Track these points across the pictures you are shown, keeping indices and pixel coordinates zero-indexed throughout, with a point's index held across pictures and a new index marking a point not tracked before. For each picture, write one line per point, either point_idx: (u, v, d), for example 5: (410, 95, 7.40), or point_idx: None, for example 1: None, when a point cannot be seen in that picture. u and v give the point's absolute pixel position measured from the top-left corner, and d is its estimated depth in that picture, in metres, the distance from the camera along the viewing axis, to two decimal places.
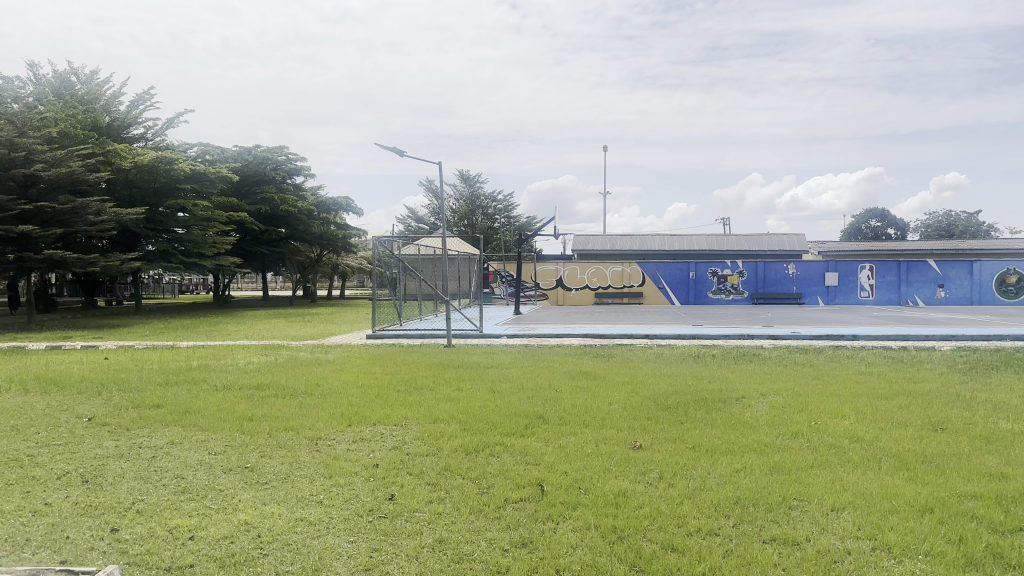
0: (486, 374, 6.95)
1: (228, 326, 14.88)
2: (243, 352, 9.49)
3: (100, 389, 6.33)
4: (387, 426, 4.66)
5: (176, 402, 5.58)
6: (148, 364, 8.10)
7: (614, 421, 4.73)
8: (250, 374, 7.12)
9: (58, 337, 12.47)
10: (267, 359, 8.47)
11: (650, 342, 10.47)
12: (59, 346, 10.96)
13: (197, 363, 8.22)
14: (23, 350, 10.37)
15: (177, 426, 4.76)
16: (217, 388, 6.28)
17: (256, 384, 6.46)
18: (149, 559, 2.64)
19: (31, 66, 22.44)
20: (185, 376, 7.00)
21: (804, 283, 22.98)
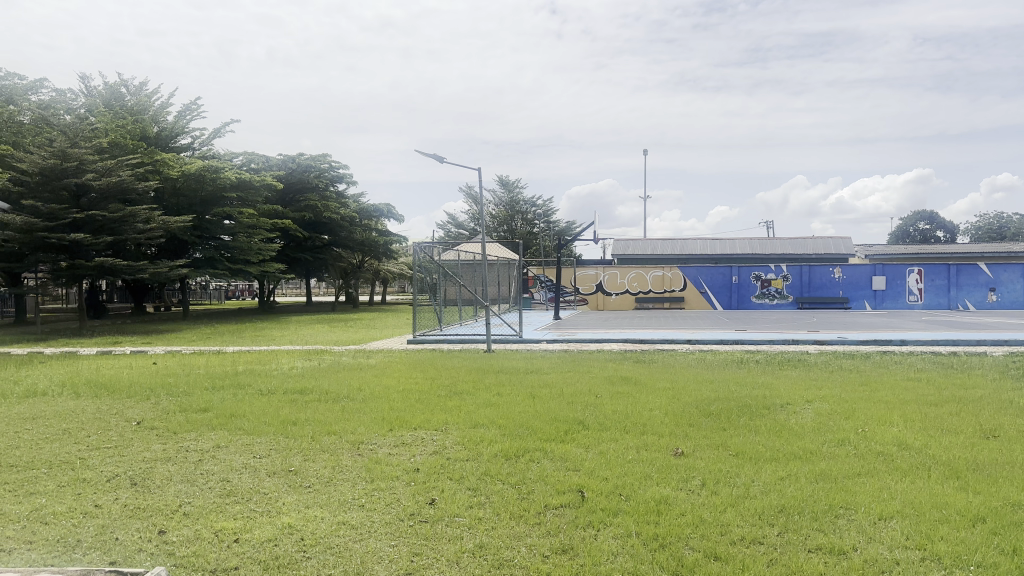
0: (525, 379, 6.95)
1: (273, 331, 15.19)
2: (287, 356, 9.65)
3: (150, 393, 6.49)
4: (428, 431, 4.69)
5: (222, 406, 5.69)
6: (195, 369, 8.28)
7: (654, 427, 4.70)
8: (295, 379, 7.23)
9: (110, 344, 12.78)
10: (309, 364, 8.59)
11: (692, 347, 10.36)
12: (109, 351, 11.26)
13: (244, 367, 8.39)
14: (76, 355, 10.68)
15: (223, 430, 4.84)
16: (259, 393, 6.37)
17: (299, 388, 6.56)
18: (195, 561, 2.69)
19: (83, 78, 23.10)
20: (232, 380, 7.14)
21: (850, 287, 22.44)
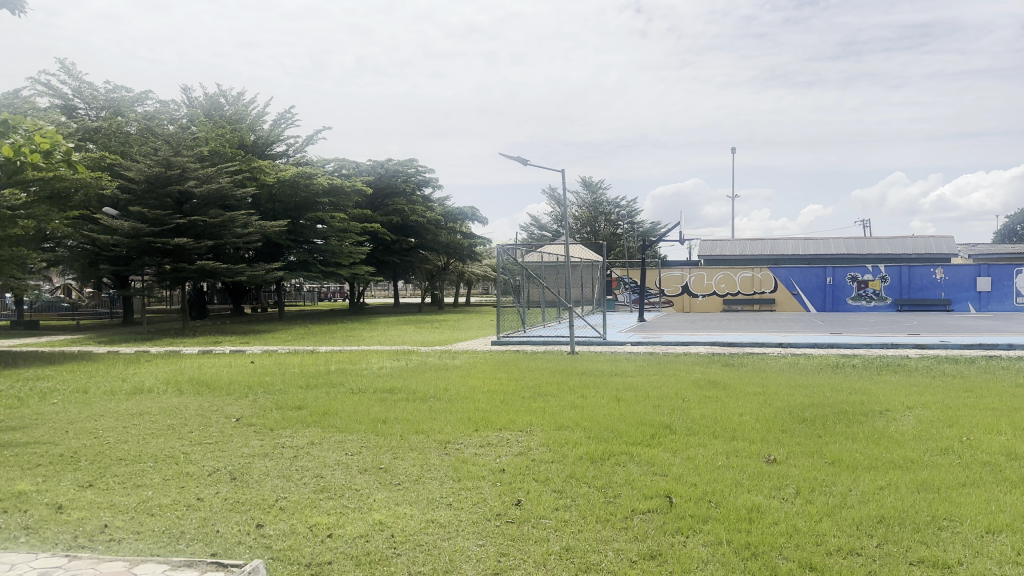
0: (610, 382, 6.89)
1: (363, 332, 15.56)
2: (376, 357, 9.87)
3: (248, 391, 6.75)
4: (513, 432, 4.71)
5: (315, 404, 5.87)
6: (290, 368, 8.58)
7: (746, 432, 4.58)
8: (384, 378, 7.40)
9: (210, 344, 13.38)
10: (397, 365, 8.74)
11: (784, 351, 10.05)
12: (210, 350, 11.78)
13: (335, 366, 8.64)
14: (180, 354, 11.21)
15: (316, 427, 4.99)
16: (349, 392, 6.53)
17: (388, 388, 6.70)
18: (291, 554, 2.78)
19: (184, 90, 24.26)
20: (323, 379, 7.35)
21: (953, 288, 21.42)
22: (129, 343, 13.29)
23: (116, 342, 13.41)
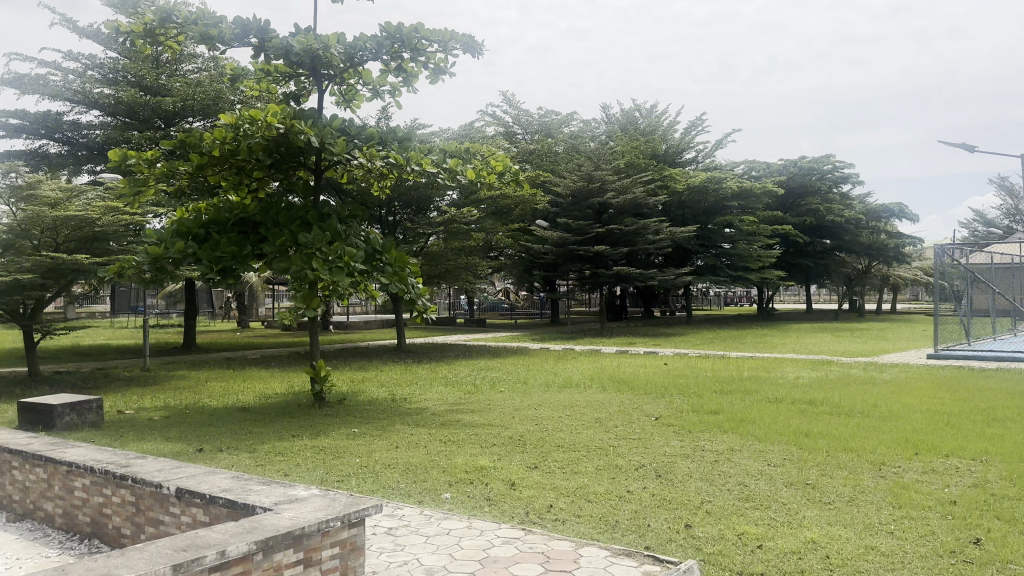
0: (665, 462, 7.32)
1: (414, 372, 16.13)
2: (434, 417, 10.42)
3: (325, 470, 7.32)
4: (584, 538, 5.18)
5: (392, 496, 6.39)
6: (356, 434, 9.15)
7: (784, 520, 5.39)
8: (449, 456, 7.91)
9: (267, 384, 13.89)
10: (456, 431, 9.25)
11: (832, 403, 10.36)
12: (276, 395, 12.45)
13: (397, 433, 9.19)
14: (248, 400, 11.89)
15: (402, 528, 5.51)
16: (413, 472, 7.20)
17: (454, 472, 7.20)
18: None
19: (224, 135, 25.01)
20: (391, 457, 7.89)
21: None
22: (190, 385, 13.88)
23: (178, 384, 13.99)
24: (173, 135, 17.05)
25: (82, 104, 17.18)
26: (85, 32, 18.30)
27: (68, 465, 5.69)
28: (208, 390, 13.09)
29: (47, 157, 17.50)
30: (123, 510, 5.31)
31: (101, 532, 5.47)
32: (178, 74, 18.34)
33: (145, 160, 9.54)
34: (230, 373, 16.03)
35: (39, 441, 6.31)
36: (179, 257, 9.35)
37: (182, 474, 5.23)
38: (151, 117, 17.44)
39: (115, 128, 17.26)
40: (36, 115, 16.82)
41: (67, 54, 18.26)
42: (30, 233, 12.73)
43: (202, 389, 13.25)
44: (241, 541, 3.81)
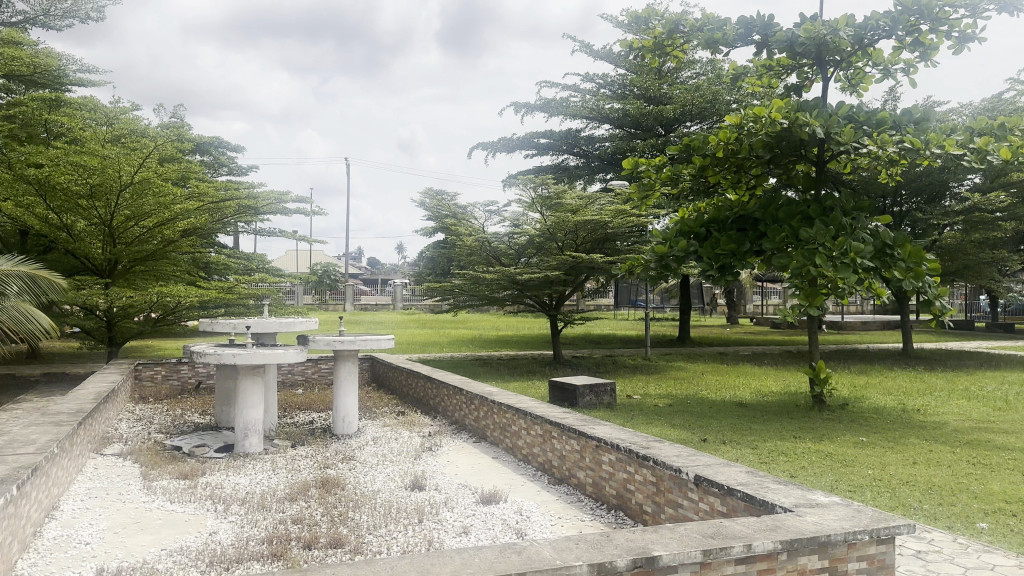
0: None
1: (923, 381, 14.48)
2: (958, 432, 9.17)
3: (836, 475, 6.94)
4: None
5: (920, 513, 5.76)
6: (865, 442, 8.52)
7: None
8: (984, 479, 6.84)
9: (761, 382, 13.71)
10: (990, 452, 7.99)
11: None
12: (770, 394, 12.36)
13: (914, 446, 8.29)
14: (744, 397, 12.01)
15: (938, 552, 4.92)
16: (941, 492, 6.38)
17: (994, 497, 6.20)
18: None
19: None
20: (912, 471, 7.14)
21: None
22: (687, 377, 14.45)
23: (676, 375, 14.70)
24: (674, 139, 17.98)
25: (596, 120, 19.22)
26: (599, 55, 20.51)
27: (597, 440, 6.24)
28: (704, 384, 13.45)
29: (568, 170, 20.14)
30: (645, 489, 5.57)
31: (626, 506, 5.81)
32: (677, 82, 19.30)
33: (653, 165, 9.42)
34: (723, 366, 16.30)
35: (573, 417, 7.14)
36: (683, 256, 9.01)
37: (698, 463, 5.31)
38: (654, 124, 18.62)
39: (623, 139, 18.92)
40: (561, 134, 19.44)
41: (585, 78, 20.68)
42: (555, 237, 14.55)
43: (698, 382, 13.67)
44: (766, 538, 3.81)
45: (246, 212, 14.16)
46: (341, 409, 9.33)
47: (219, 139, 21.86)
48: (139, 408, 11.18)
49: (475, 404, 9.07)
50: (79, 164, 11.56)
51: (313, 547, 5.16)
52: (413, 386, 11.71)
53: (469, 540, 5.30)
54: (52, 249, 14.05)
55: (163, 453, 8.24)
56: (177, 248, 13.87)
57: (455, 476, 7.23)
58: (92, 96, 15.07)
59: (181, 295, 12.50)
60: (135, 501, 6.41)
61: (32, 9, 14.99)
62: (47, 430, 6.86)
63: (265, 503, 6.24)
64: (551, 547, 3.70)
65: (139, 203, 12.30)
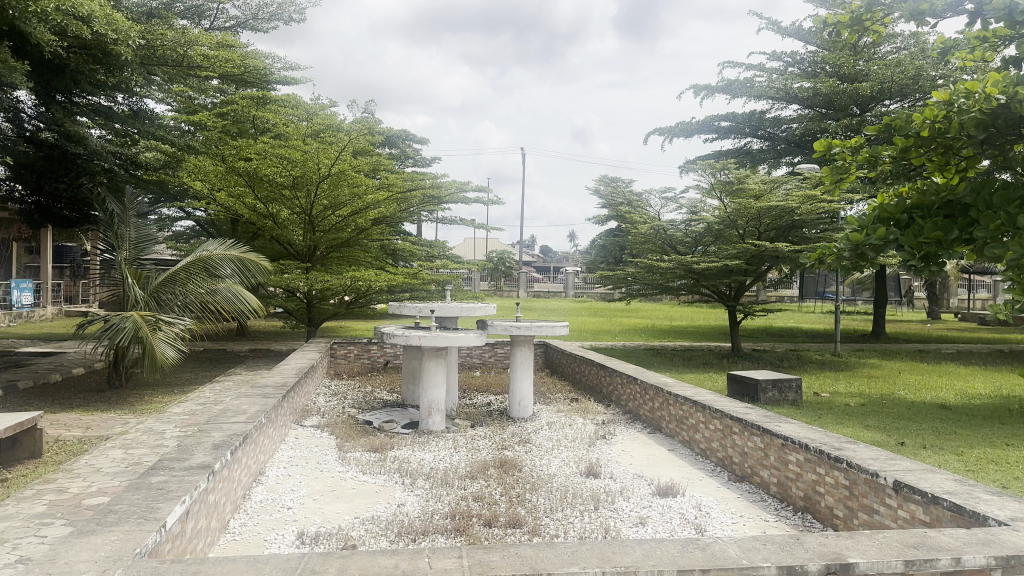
0: None
1: None
2: None
3: None
4: None
5: None
6: None
7: None
8: None
9: (968, 383, 12.45)
10: None
11: None
12: (979, 396, 11.20)
13: None
14: (947, 398, 10.96)
15: None
16: None
17: None
18: None
19: None
20: None
21: None
22: (881, 375, 13.42)
23: (868, 373, 13.68)
24: (870, 119, 16.64)
25: (782, 100, 18.20)
26: (788, 32, 19.39)
27: (783, 438, 5.93)
28: (902, 384, 12.40)
29: (752, 154, 19.30)
30: (836, 492, 5.22)
31: (814, 508, 5.46)
32: (876, 57, 17.82)
33: (847, 146, 7.97)
34: (922, 365, 14.98)
35: (755, 412, 6.82)
36: (880, 244, 7.13)
37: (897, 467, 4.89)
38: (847, 104, 17.30)
39: (812, 120, 17.77)
40: (745, 116, 18.67)
41: (772, 56, 19.64)
42: (736, 224, 13.96)
43: (894, 381, 12.64)
44: (980, 553, 3.46)
45: (429, 201, 14.75)
46: (518, 392, 9.53)
47: (406, 132, 22.97)
48: (334, 383, 12.02)
49: (651, 394, 8.94)
50: (283, 157, 12.52)
51: (492, 525, 5.30)
52: (587, 375, 11.75)
53: (647, 531, 5.23)
54: (260, 236, 15.38)
55: (355, 427, 8.81)
56: (368, 236, 14.73)
57: (630, 466, 7.16)
58: (294, 94, 16.28)
59: (371, 280, 13.26)
60: (331, 470, 6.90)
61: (244, 15, 16.41)
62: (257, 401, 7.54)
63: (447, 479, 6.50)
64: (737, 545, 3.56)
65: (334, 193, 13.15)
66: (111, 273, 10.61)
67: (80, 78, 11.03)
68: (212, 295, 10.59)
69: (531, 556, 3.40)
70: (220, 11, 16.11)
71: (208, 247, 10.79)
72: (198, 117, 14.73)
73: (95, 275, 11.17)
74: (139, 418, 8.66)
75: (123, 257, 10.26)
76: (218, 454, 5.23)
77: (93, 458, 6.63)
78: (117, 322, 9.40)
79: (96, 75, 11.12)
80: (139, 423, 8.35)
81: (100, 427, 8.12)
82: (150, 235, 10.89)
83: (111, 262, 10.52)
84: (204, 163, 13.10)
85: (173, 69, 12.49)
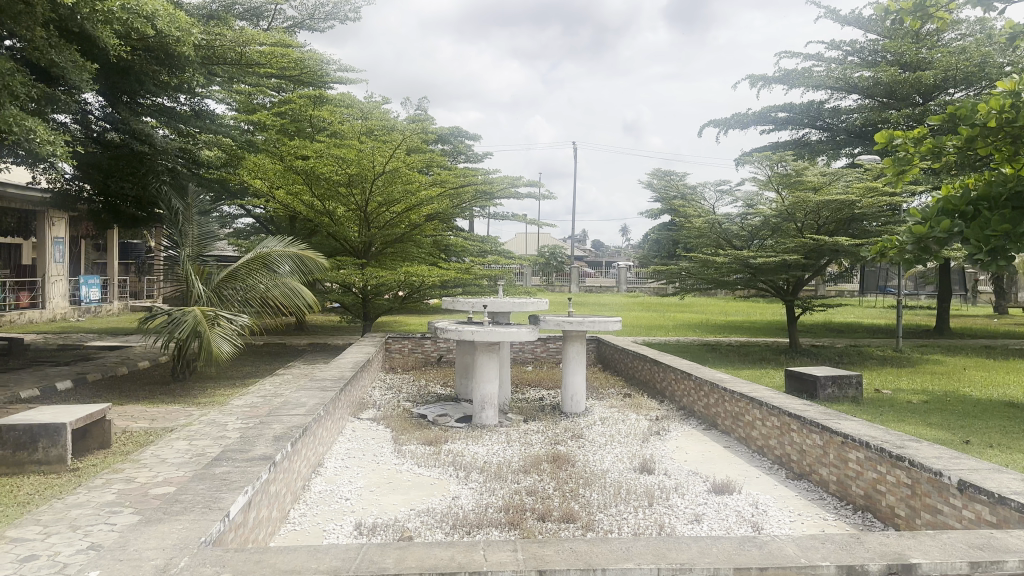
0: None
1: None
2: None
3: None
4: None
5: None
6: None
7: None
8: None
9: None
10: None
11: None
12: None
13: None
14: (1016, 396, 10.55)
15: None
16: None
17: None
18: None
19: None
20: None
21: None
22: (946, 372, 13.00)
23: (932, 370, 13.31)
24: (934, 108, 16.10)
25: (842, 89, 17.76)
26: (848, 20, 18.90)
27: (843, 436, 5.82)
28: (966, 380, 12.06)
29: (810, 146, 18.87)
30: (898, 491, 5.11)
31: (875, 507, 5.36)
32: (940, 45, 17.28)
33: (909, 136, 7.67)
34: (990, 362, 14.49)
35: (815, 409, 6.70)
36: (943, 237, 6.89)
37: (963, 467, 4.76)
38: (909, 93, 16.78)
39: (874, 109, 17.29)
40: (803, 107, 18.28)
41: (831, 46, 19.18)
42: (794, 217, 13.65)
43: (959, 378, 12.22)
44: None
45: (481, 197, 14.83)
46: (570, 387, 9.52)
47: (458, 129, 23.18)
48: (388, 377, 12.21)
49: (706, 390, 8.86)
50: (339, 156, 12.71)
51: (547, 520, 5.34)
52: (640, 370, 11.70)
53: (703, 528, 5.21)
54: (317, 233, 15.66)
55: (410, 420, 8.95)
56: (421, 232, 14.90)
57: (685, 463, 7.11)
58: (349, 92, 16.53)
59: (424, 275, 13.39)
60: (387, 463, 7.03)
61: (300, 15, 16.76)
62: (315, 394, 7.72)
63: (501, 473, 6.57)
64: (796, 545, 3.52)
65: (388, 190, 13.33)
66: (174, 269, 10.94)
67: (144, 79, 11.33)
68: (271, 290, 10.83)
69: (586, 551, 3.43)
70: (277, 11, 16.45)
71: (268, 245, 11.09)
72: (258, 117, 15.07)
73: (159, 271, 11.55)
74: (203, 410, 8.95)
75: (186, 254, 10.61)
76: (279, 446, 5.39)
77: (159, 449, 6.89)
78: (179, 317, 9.76)
79: (159, 76, 11.45)
80: (202, 415, 8.63)
81: (165, 419, 8.41)
82: (211, 232, 11.23)
83: (174, 259, 10.85)
84: (263, 162, 13.39)
85: (233, 68, 12.77)
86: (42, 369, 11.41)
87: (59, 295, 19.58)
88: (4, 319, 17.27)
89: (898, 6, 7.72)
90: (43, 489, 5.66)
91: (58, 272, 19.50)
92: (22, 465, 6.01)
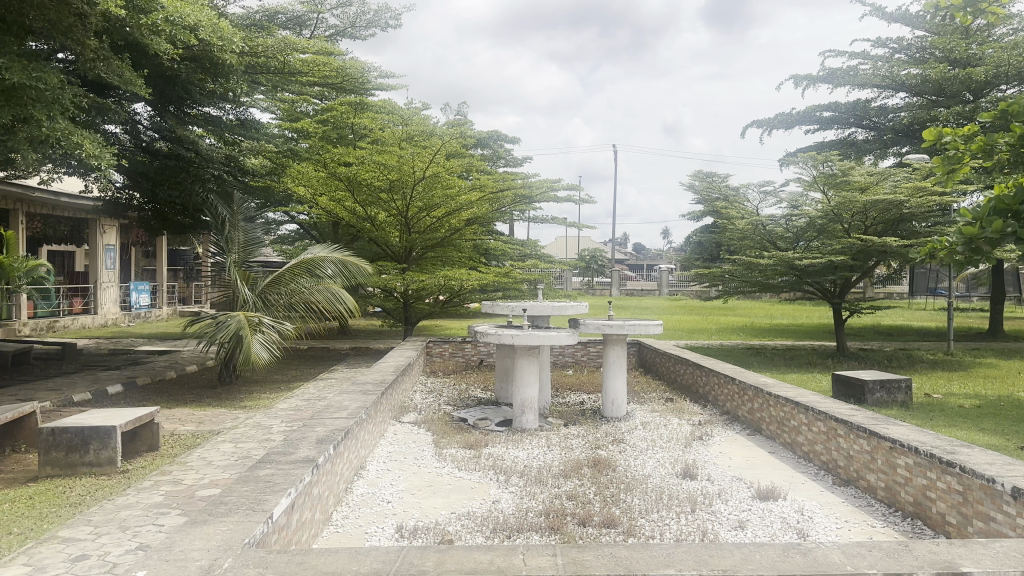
0: None
1: None
2: None
3: None
4: None
5: None
6: None
7: None
8: None
9: None
10: None
11: None
12: None
13: None
14: None
15: None
16: None
17: None
18: None
19: None
20: None
21: None
22: (1000, 376, 12.55)
23: (984, 373, 12.96)
24: (986, 105, 15.65)
25: (889, 87, 17.38)
26: (894, 17, 18.51)
27: (892, 441, 5.69)
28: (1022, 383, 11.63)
29: (857, 145, 18.56)
30: (948, 498, 4.98)
31: (925, 515, 5.23)
32: (991, 40, 16.85)
33: (960, 134, 7.38)
34: None
35: (862, 414, 6.55)
36: (995, 237, 6.64)
37: (1016, 473, 4.62)
38: (960, 90, 16.34)
39: (921, 107, 16.91)
40: (849, 106, 17.97)
41: (878, 44, 18.80)
42: (840, 217, 13.38)
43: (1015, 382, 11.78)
44: None
45: (520, 201, 14.83)
46: (611, 392, 9.46)
47: (497, 132, 23.29)
48: (431, 381, 12.29)
49: (750, 395, 8.74)
50: (380, 162, 12.83)
51: (587, 525, 5.31)
52: (682, 375, 11.59)
53: (747, 535, 5.13)
54: (358, 239, 15.86)
55: (450, 424, 9.00)
56: (461, 236, 14.96)
57: (729, 468, 7.02)
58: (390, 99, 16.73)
59: (464, 280, 13.44)
60: (428, 466, 7.08)
61: (342, 23, 16.96)
62: (357, 398, 7.79)
63: (541, 477, 6.56)
64: (841, 552, 3.45)
65: (429, 195, 13.42)
66: (221, 275, 11.17)
67: (191, 87, 11.59)
68: (314, 296, 10.99)
69: (625, 557, 3.42)
70: (320, 19, 16.72)
71: (313, 251, 11.23)
72: (301, 124, 15.36)
73: (206, 277, 11.78)
74: (247, 414, 9.11)
75: (232, 259, 10.82)
76: (322, 448, 5.47)
77: (205, 451, 7.03)
78: (224, 321, 9.93)
79: (206, 85, 11.70)
80: (248, 418, 8.78)
81: (212, 422, 8.58)
82: (257, 238, 11.42)
83: (222, 265, 11.06)
84: (307, 169, 13.57)
85: (275, 77, 13.00)
86: (94, 372, 11.75)
87: (111, 301, 20.14)
88: (59, 324, 17.84)
89: (948, 3, 7.46)
90: (95, 489, 5.82)
91: (109, 278, 20.04)
92: (74, 467, 6.17)
